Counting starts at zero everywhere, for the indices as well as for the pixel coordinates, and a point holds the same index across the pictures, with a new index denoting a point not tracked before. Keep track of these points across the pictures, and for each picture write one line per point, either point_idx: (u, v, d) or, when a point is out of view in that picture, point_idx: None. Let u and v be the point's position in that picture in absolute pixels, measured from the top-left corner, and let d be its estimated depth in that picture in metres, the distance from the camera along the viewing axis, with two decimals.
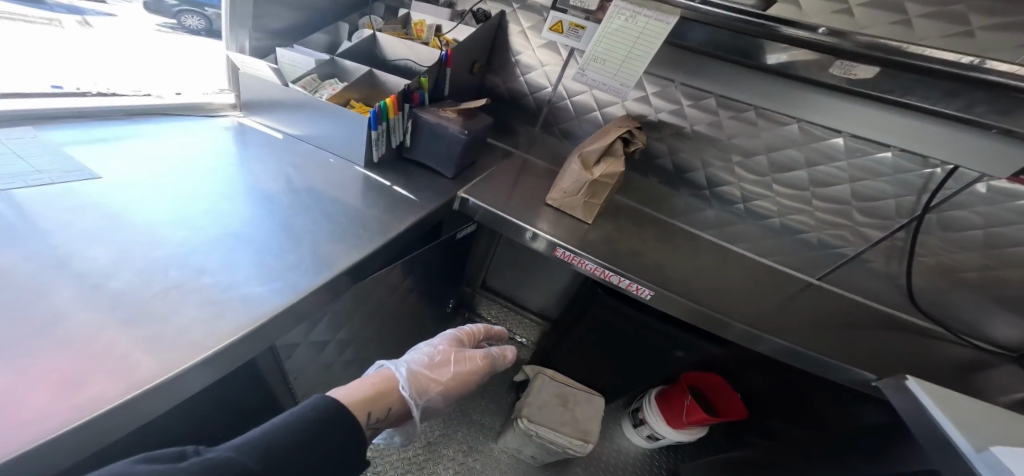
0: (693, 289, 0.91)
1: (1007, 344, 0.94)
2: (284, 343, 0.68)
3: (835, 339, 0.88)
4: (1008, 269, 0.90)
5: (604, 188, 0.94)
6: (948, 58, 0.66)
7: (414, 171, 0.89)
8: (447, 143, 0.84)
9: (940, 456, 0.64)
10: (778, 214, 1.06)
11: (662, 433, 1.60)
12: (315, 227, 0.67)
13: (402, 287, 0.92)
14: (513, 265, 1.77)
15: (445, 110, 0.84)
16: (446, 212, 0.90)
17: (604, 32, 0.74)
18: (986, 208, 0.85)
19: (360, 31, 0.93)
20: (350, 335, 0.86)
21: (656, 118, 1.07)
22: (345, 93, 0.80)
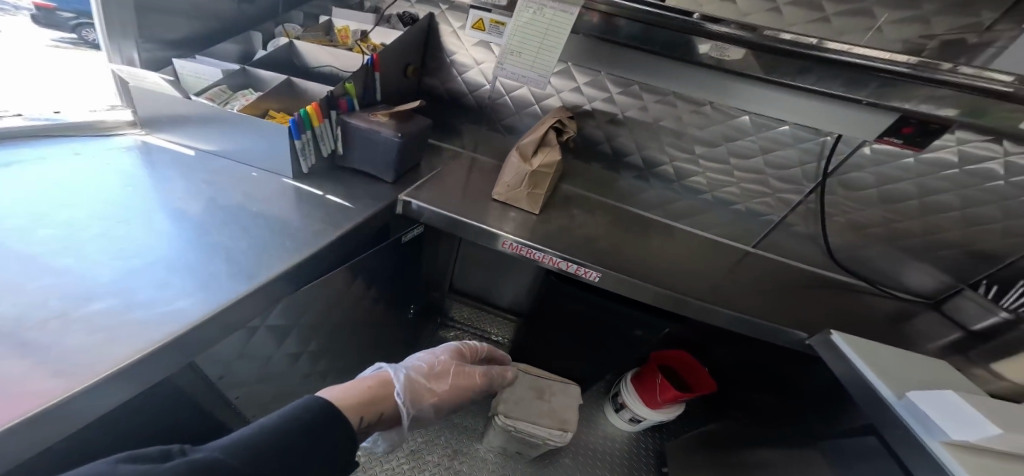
0: (642, 267, 0.94)
1: (922, 291, 1.01)
2: (220, 363, 0.67)
3: (770, 303, 0.93)
4: (908, 221, 0.96)
5: (544, 178, 0.96)
6: (809, 45, 0.73)
7: (348, 177, 0.88)
8: (382, 147, 0.83)
9: (867, 402, 0.69)
10: (710, 187, 1.12)
11: (642, 415, 1.63)
12: (237, 242, 0.65)
13: (351, 294, 0.91)
14: (479, 264, 1.78)
15: (376, 114, 0.83)
16: (389, 218, 0.88)
17: (516, 24, 0.75)
18: (878, 168, 0.92)
19: (276, 39, 0.92)
20: (298, 347, 0.84)
21: (590, 107, 1.11)
22: (260, 103, 0.78)
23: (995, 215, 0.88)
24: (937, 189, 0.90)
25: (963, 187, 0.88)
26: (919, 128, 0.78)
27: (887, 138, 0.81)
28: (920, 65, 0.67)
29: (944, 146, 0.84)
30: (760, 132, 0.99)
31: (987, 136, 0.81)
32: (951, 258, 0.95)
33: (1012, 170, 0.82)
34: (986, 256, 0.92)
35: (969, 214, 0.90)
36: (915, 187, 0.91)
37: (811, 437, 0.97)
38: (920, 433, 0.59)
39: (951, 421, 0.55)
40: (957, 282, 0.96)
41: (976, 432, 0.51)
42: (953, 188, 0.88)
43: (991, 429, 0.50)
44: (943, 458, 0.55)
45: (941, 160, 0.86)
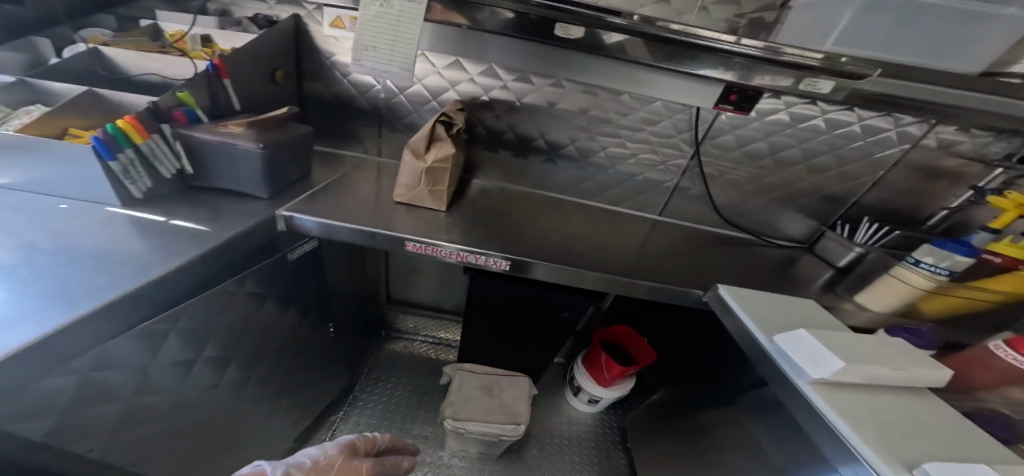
0: (551, 250, 0.95)
1: (797, 236, 1.20)
2: (54, 417, 0.53)
3: (671, 269, 0.96)
4: (772, 174, 1.12)
5: (442, 173, 0.93)
6: (672, 28, 0.75)
7: (212, 199, 0.80)
8: (239, 160, 0.78)
9: (755, 355, 0.73)
10: (611, 162, 1.19)
11: (597, 394, 1.67)
12: (77, 276, 0.56)
13: (254, 321, 0.85)
14: (412, 271, 1.76)
15: (226, 125, 0.77)
16: (270, 235, 0.82)
17: (364, 19, 0.71)
18: (738, 130, 1.06)
19: (74, 45, 0.81)
20: (196, 380, 0.76)
21: (488, 97, 1.12)
22: (50, 122, 0.69)
23: (828, 164, 1.08)
24: (780, 146, 1.07)
25: (802, 141, 1.05)
26: (741, 96, 0.90)
27: (720, 106, 0.93)
28: (768, 49, 0.73)
29: (776, 110, 1.01)
30: (639, 108, 1.09)
31: (805, 99, 0.99)
32: (808, 204, 1.14)
33: (828, 124, 1.02)
34: (837, 199, 1.13)
35: (811, 165, 1.08)
36: (767, 144, 1.07)
37: (733, 391, 1.00)
38: (790, 372, 0.65)
39: (811, 361, 0.61)
40: (819, 225, 1.17)
41: (829, 369, 0.59)
42: (795, 142, 1.06)
43: (837, 363, 0.58)
44: (811, 396, 0.61)
45: (779, 121, 1.03)
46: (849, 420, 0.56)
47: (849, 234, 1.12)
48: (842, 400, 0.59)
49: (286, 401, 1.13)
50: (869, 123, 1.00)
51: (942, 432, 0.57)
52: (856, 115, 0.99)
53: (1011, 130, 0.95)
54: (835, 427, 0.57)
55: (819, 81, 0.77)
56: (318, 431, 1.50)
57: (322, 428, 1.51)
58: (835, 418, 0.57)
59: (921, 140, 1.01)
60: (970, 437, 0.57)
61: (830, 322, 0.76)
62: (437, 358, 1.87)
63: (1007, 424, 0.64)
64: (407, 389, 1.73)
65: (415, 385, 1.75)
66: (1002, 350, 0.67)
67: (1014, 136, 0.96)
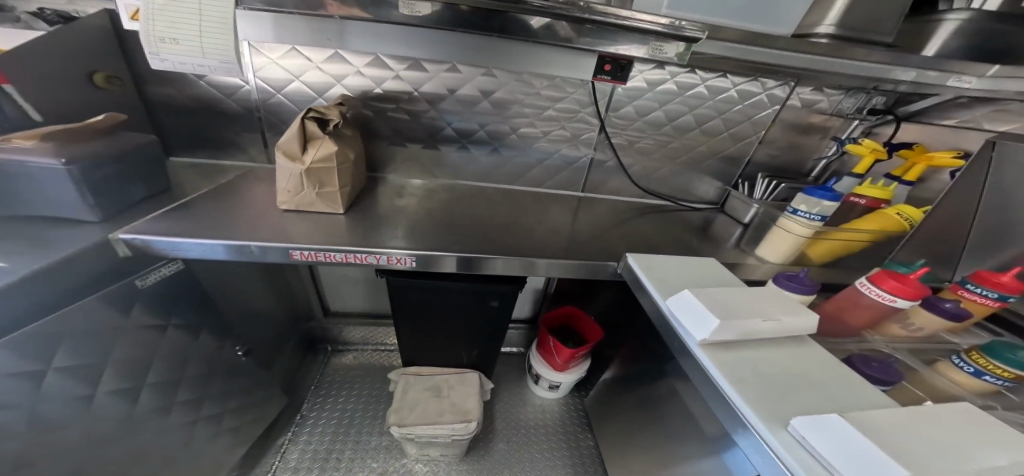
0: (459, 240, 0.91)
1: (710, 198, 1.22)
2: None
3: (582, 246, 0.95)
4: (677, 140, 1.13)
5: (327, 173, 0.87)
6: (590, 7, 0.70)
7: (41, 229, 0.70)
8: (47, 179, 0.68)
9: (662, 323, 0.70)
10: (521, 141, 1.15)
11: (557, 380, 1.66)
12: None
13: (133, 356, 0.77)
14: (344, 280, 1.69)
15: (13, 138, 0.65)
16: (113, 264, 0.73)
17: (154, 8, 0.65)
18: (635, 102, 1.06)
19: None
20: (55, 419, 0.65)
21: (383, 89, 1.06)
22: None
23: (719, 126, 1.10)
24: (676, 113, 1.08)
25: (693, 108, 1.07)
26: (614, 65, 0.91)
27: (596, 77, 0.93)
28: (673, 25, 0.73)
29: (662, 80, 1.03)
30: (542, 85, 1.06)
31: (686, 68, 1.01)
32: (711, 167, 1.17)
33: (711, 90, 1.05)
34: (733, 159, 1.16)
35: (705, 129, 1.11)
36: (664, 113, 1.08)
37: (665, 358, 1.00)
38: (683, 335, 0.64)
39: (696, 324, 0.60)
40: (724, 185, 1.20)
41: (708, 329, 0.58)
42: (687, 109, 1.08)
43: (712, 322, 0.58)
44: (701, 358, 0.60)
45: (667, 90, 1.05)
46: (734, 381, 0.55)
47: (749, 191, 1.16)
48: (727, 360, 0.58)
49: (218, 434, 1.03)
50: (742, 88, 1.04)
51: (815, 374, 0.58)
52: (730, 82, 1.03)
53: (856, 88, 1.03)
54: (721, 387, 0.56)
55: (663, 46, 0.78)
56: (265, 456, 1.42)
57: (270, 452, 1.43)
58: (721, 379, 0.56)
59: (786, 101, 1.07)
60: (840, 376, 0.59)
61: (724, 275, 0.76)
62: (390, 363, 1.82)
63: (883, 364, 0.65)
64: (361, 399, 1.67)
65: (369, 395, 1.69)
66: (865, 286, 0.71)
67: (860, 92, 1.04)
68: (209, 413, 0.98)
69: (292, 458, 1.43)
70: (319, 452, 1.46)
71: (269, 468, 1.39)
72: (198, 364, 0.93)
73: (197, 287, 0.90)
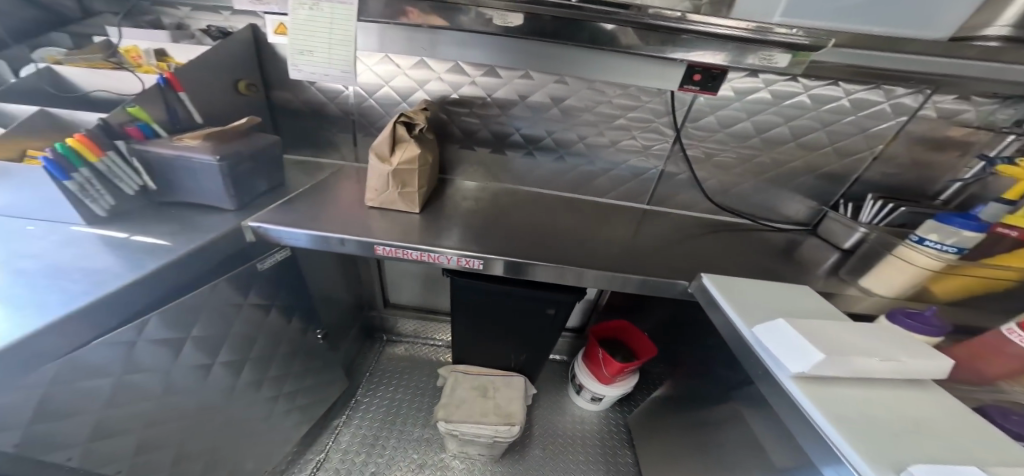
0: (534, 248, 0.92)
1: (799, 218, 1.14)
2: (13, 432, 0.51)
3: (649, 261, 0.92)
4: (762, 154, 1.06)
5: (411, 174, 0.92)
6: (661, 14, 0.69)
7: (187, 213, 0.78)
8: (203, 173, 0.75)
9: (737, 347, 0.66)
10: (590, 153, 1.15)
11: (601, 392, 1.62)
12: (61, 284, 0.57)
13: (244, 327, 0.85)
14: (405, 276, 1.77)
15: (182, 138, 0.74)
16: (238, 248, 0.80)
17: (295, 24, 0.68)
18: (719, 112, 1.01)
19: (36, 64, 0.78)
20: (181, 384, 0.73)
21: (458, 95, 1.11)
22: (13, 142, 0.63)
23: (822, 140, 1.02)
24: (766, 125, 1.02)
25: (788, 119, 1.00)
26: (704, 76, 0.88)
27: (683, 87, 0.91)
28: (758, 30, 0.70)
29: (755, 88, 0.97)
30: (615, 94, 1.04)
31: (786, 76, 0.94)
32: (804, 184, 1.09)
33: (815, 100, 0.97)
34: (838, 177, 1.06)
35: (802, 142, 1.03)
36: (751, 124, 1.02)
37: (728, 386, 0.94)
38: (773, 368, 0.58)
39: (791, 355, 0.55)
40: (820, 205, 1.11)
41: (809, 362, 0.52)
42: (781, 121, 1.01)
43: (816, 355, 0.52)
44: (796, 395, 0.54)
45: (761, 99, 0.99)
46: (844, 421, 0.50)
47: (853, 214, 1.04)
48: (824, 395, 0.53)
49: (289, 407, 1.11)
50: (857, 96, 0.96)
51: (939, 424, 0.52)
52: (843, 90, 0.95)
53: (1017, 96, 0.90)
54: (821, 428, 0.50)
55: (773, 55, 0.74)
56: (321, 435, 1.52)
57: (326, 432, 1.53)
58: (821, 419, 0.50)
59: (918, 111, 0.96)
60: (980, 431, 0.52)
61: (829, 307, 0.70)
62: (437, 359, 1.88)
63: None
64: (408, 391, 1.73)
65: (416, 388, 1.75)
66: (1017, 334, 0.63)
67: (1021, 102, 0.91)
68: (286, 389, 1.07)
69: (344, 440, 1.52)
70: (367, 438, 1.54)
71: (324, 447, 1.49)
72: (287, 344, 1.02)
73: (292, 273, 0.97)
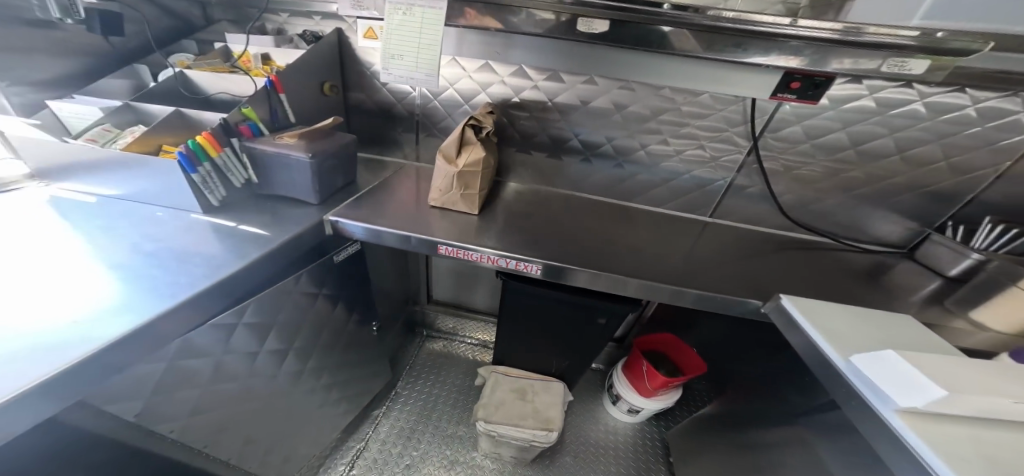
0: (597, 257, 0.91)
1: (891, 240, 1.05)
2: (138, 400, 0.59)
3: (714, 276, 0.89)
4: (855, 169, 0.99)
5: (474, 177, 0.94)
6: (721, 15, 0.69)
7: (279, 206, 0.86)
8: (295, 169, 0.83)
9: (820, 371, 0.63)
10: (653, 163, 1.12)
11: (639, 405, 1.57)
12: (188, 267, 0.64)
13: (305, 312, 0.90)
14: (450, 274, 1.80)
15: (282, 137, 0.82)
16: (318, 240, 0.88)
17: (390, 28, 0.70)
18: (806, 121, 0.96)
19: (169, 70, 0.86)
20: (262, 367, 0.82)
21: (519, 98, 1.12)
22: (150, 139, 0.73)
23: (937, 154, 0.93)
24: (866, 136, 0.95)
25: (894, 130, 0.93)
26: (806, 82, 0.83)
27: (779, 95, 0.86)
28: (846, 30, 0.66)
29: (857, 96, 0.91)
30: (683, 101, 1.01)
31: (898, 83, 0.87)
32: (904, 203, 1.00)
33: (930, 109, 0.89)
34: (946, 196, 0.97)
35: (907, 156, 0.95)
36: (846, 135, 0.96)
37: (789, 413, 0.88)
38: (870, 399, 0.54)
39: (896, 387, 0.50)
40: (923, 227, 1.02)
41: (924, 398, 0.47)
42: (885, 132, 0.93)
43: (935, 391, 0.46)
44: (901, 431, 0.50)
45: (862, 108, 0.92)
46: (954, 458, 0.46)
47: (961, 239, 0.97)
48: (938, 433, 0.48)
49: (336, 394, 1.15)
50: (986, 105, 0.86)
51: None
52: (970, 97, 0.86)
53: None
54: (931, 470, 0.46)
55: (910, 61, 0.70)
56: (363, 425, 1.57)
57: (366, 422, 1.58)
58: (936, 463, 0.45)
59: None
60: None
61: (927, 340, 0.65)
62: (473, 357, 1.91)
63: None
64: (444, 387, 1.76)
65: (453, 385, 1.77)
66: None
67: None
68: (332, 377, 1.11)
69: (383, 431, 1.56)
70: (404, 430, 1.57)
71: (365, 436, 1.54)
72: (330, 333, 1.04)
73: (347, 267, 1.02)
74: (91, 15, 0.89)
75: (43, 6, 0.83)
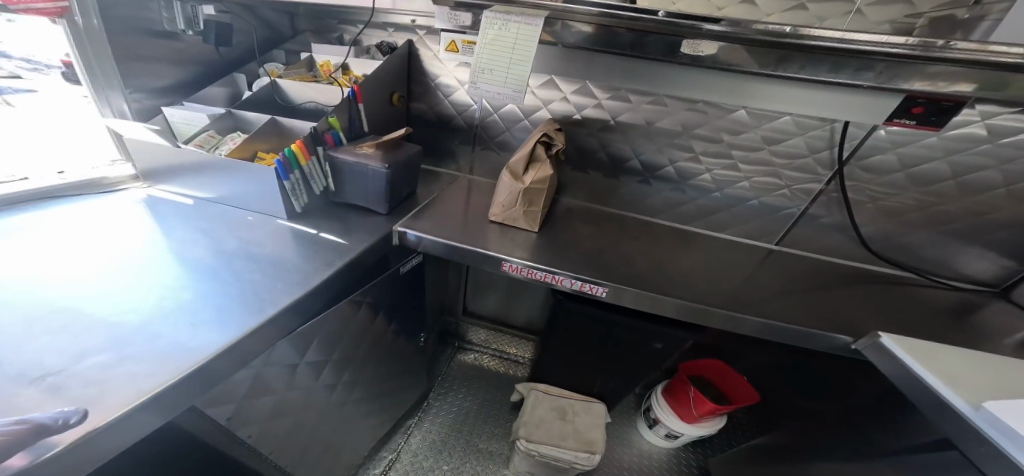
0: (671, 282, 0.88)
1: (981, 278, 0.97)
2: (229, 406, 0.60)
3: (791, 307, 0.85)
4: (950, 202, 0.93)
5: (538, 194, 0.94)
6: (801, 33, 0.70)
7: (353, 215, 0.88)
8: (371, 179, 0.84)
9: (935, 416, 0.59)
10: (717, 185, 1.09)
11: (680, 431, 1.50)
12: (282, 275, 0.67)
13: (367, 321, 0.90)
14: (490, 287, 1.81)
15: (362, 146, 0.84)
16: (386, 251, 0.88)
17: (484, 41, 0.71)
18: (901, 148, 0.91)
19: (262, 79, 0.90)
20: (324, 376, 0.82)
21: (581, 116, 1.11)
22: (249, 145, 0.76)
23: None
24: (970, 167, 0.89)
25: (1003, 161, 0.86)
26: (930, 107, 0.77)
27: (896, 120, 0.80)
28: (923, 46, 0.65)
29: (968, 122, 0.84)
30: (761, 124, 0.98)
31: (1015, 108, 0.81)
32: (1003, 240, 0.92)
33: None
34: None
35: (1015, 190, 0.87)
36: (948, 165, 0.90)
37: (867, 455, 0.81)
38: (1000, 441, 0.50)
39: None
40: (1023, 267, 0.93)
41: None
42: (994, 163, 0.87)
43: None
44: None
45: (969, 135, 0.86)
46: None
47: None
48: None
49: (378, 403, 1.15)
50: None
51: None
52: None
53: None
54: None
55: None
56: (395, 434, 1.55)
57: (399, 432, 1.57)
58: None
59: None
60: None
61: None
62: (505, 371, 1.88)
63: None
64: (476, 400, 1.73)
65: (484, 398, 1.75)
66: None
67: None
68: (378, 387, 1.10)
69: (415, 442, 1.55)
70: (436, 443, 1.55)
71: (396, 446, 1.52)
72: (381, 344, 1.03)
73: (405, 277, 1.02)
74: (209, 27, 0.98)
75: (171, 19, 0.93)
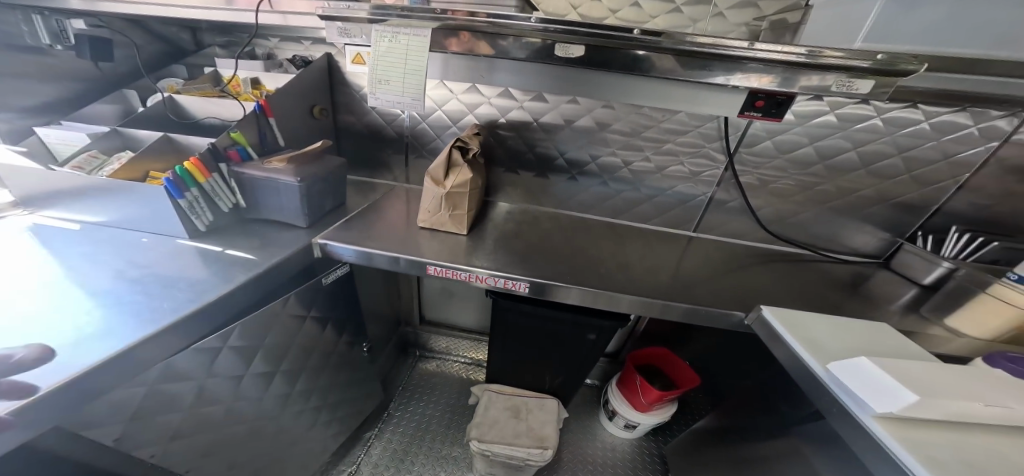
0: (585, 273, 0.92)
1: (868, 251, 1.07)
2: (117, 426, 0.59)
3: (699, 290, 0.90)
4: (828, 182, 1.02)
5: (462, 198, 0.96)
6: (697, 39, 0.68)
7: (269, 229, 0.88)
8: (283, 192, 0.84)
9: (802, 381, 0.63)
10: (635, 179, 1.15)
11: (635, 420, 1.54)
12: (172, 293, 0.66)
13: (294, 333, 0.89)
14: (446, 294, 1.81)
15: (270, 161, 0.84)
16: (307, 262, 0.88)
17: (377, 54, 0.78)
18: (777, 137, 0.99)
19: (155, 96, 0.90)
20: (248, 390, 0.80)
21: (506, 119, 1.14)
22: (137, 166, 0.76)
23: (899, 167, 0.96)
24: (836, 150, 0.98)
25: (860, 144, 0.96)
26: (770, 101, 0.76)
27: (744, 113, 0.82)
28: (807, 53, 0.65)
29: (824, 111, 0.93)
30: (663, 119, 1.04)
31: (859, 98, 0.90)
32: (878, 214, 1.02)
33: (892, 123, 0.92)
34: (916, 208, 0.99)
35: (875, 170, 0.97)
36: (817, 150, 0.99)
37: (779, 421, 0.87)
38: (849, 405, 0.55)
39: (875, 393, 0.51)
40: (896, 237, 1.04)
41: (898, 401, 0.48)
42: (852, 146, 0.96)
43: (907, 395, 0.48)
44: (881, 437, 0.50)
45: (826, 123, 0.95)
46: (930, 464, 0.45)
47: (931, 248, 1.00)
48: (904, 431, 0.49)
49: (327, 415, 1.13)
50: (941, 120, 0.89)
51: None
52: (924, 113, 0.89)
53: None
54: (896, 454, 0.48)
55: (855, 79, 0.66)
56: (354, 447, 1.53)
57: (358, 446, 1.54)
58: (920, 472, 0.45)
59: (1013, 135, 0.87)
60: None
61: (904, 347, 0.66)
62: (467, 377, 1.88)
63: None
64: (439, 407, 1.73)
65: (447, 404, 1.75)
66: None
67: None
68: (324, 400, 1.09)
69: (375, 453, 1.53)
70: (397, 453, 1.54)
71: (355, 459, 1.50)
72: (319, 356, 1.02)
73: (337, 288, 1.03)
74: (80, 41, 1.00)
75: (33, 33, 0.95)
